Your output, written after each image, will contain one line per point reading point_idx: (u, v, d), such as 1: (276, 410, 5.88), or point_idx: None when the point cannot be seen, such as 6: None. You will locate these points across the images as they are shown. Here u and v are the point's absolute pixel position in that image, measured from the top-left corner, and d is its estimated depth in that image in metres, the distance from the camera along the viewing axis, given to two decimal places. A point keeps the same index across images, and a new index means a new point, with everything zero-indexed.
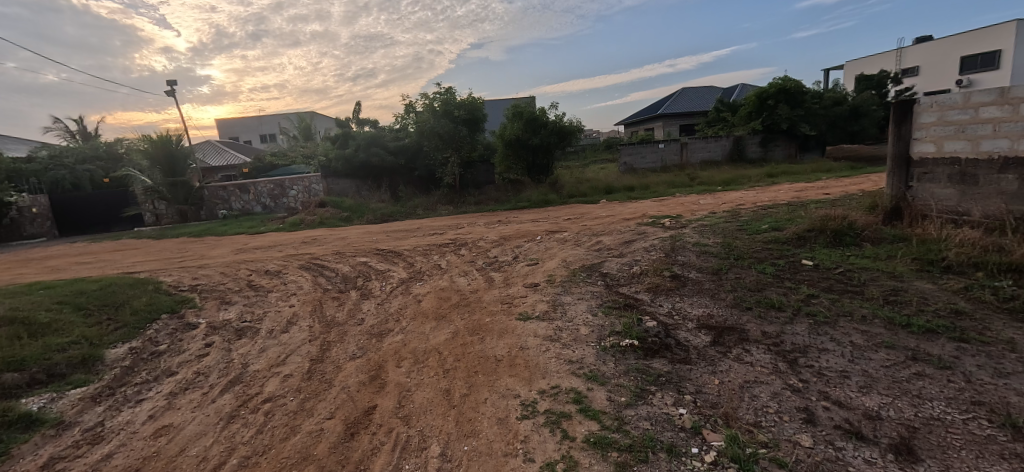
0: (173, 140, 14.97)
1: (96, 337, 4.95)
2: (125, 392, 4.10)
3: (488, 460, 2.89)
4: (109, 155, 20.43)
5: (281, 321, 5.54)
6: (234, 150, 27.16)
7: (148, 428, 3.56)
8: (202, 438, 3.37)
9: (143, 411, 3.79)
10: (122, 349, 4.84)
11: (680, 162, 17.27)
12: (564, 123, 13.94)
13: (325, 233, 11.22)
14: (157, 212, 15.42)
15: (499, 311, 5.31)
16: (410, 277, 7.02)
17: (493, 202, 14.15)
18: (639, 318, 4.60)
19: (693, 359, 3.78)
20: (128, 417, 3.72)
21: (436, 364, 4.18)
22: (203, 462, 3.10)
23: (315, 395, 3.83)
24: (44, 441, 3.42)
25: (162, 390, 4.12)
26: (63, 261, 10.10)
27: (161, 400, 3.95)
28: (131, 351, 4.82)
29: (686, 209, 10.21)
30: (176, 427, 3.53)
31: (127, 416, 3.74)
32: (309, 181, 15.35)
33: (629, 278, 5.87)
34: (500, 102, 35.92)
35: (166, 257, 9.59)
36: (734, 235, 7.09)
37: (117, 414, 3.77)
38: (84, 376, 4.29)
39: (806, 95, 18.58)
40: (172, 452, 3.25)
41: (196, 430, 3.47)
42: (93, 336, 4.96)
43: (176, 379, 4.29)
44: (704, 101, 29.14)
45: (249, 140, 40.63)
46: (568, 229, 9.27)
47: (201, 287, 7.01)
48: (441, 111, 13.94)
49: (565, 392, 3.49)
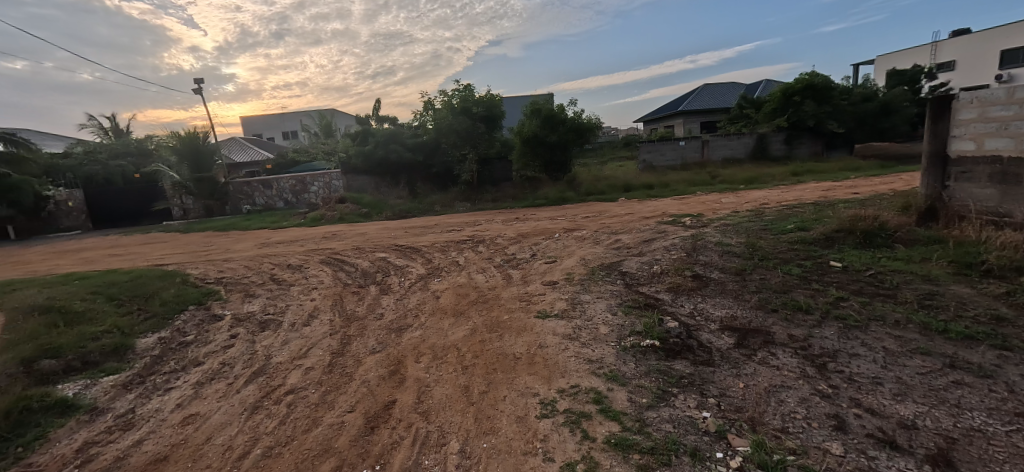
0: (200, 136, 15.49)
1: (127, 327, 5.11)
2: (155, 380, 4.22)
3: (508, 458, 2.87)
4: (139, 151, 20.88)
5: (303, 314, 5.64)
6: (257, 147, 27.71)
7: (175, 416, 3.64)
8: (228, 427, 3.44)
9: (170, 400, 3.88)
10: (151, 339, 4.98)
11: (701, 160, 17.00)
12: (583, 120, 13.84)
13: (344, 228, 11.38)
14: (184, 207, 15.88)
15: (517, 308, 5.29)
16: (428, 273, 7.05)
17: (509, 199, 14.10)
18: (660, 318, 4.54)
19: (716, 361, 3.71)
20: (157, 405, 3.82)
21: (455, 360, 4.19)
22: (229, 451, 3.16)
23: (336, 388, 3.88)
24: (79, 425, 3.54)
25: (188, 379, 4.22)
26: (96, 253, 10.44)
27: (188, 389, 4.05)
28: (160, 341, 4.95)
29: (708, 208, 10.01)
30: (202, 417, 3.61)
31: (156, 404, 3.84)
32: (330, 177, 15.78)
33: (649, 277, 5.79)
34: (518, 100, 35.92)
35: (193, 250, 9.84)
36: (758, 235, 6.91)
37: (147, 401, 3.88)
38: (116, 364, 4.43)
39: (833, 92, 18.10)
40: (199, 440, 3.32)
41: (222, 421, 3.54)
42: (124, 326, 5.11)
43: (204, 369, 4.39)
44: (727, 98, 28.51)
45: (271, 137, 41.49)
46: (586, 227, 9.19)
47: (226, 280, 7.15)
48: (459, 108, 14.04)
49: (585, 392, 3.46)
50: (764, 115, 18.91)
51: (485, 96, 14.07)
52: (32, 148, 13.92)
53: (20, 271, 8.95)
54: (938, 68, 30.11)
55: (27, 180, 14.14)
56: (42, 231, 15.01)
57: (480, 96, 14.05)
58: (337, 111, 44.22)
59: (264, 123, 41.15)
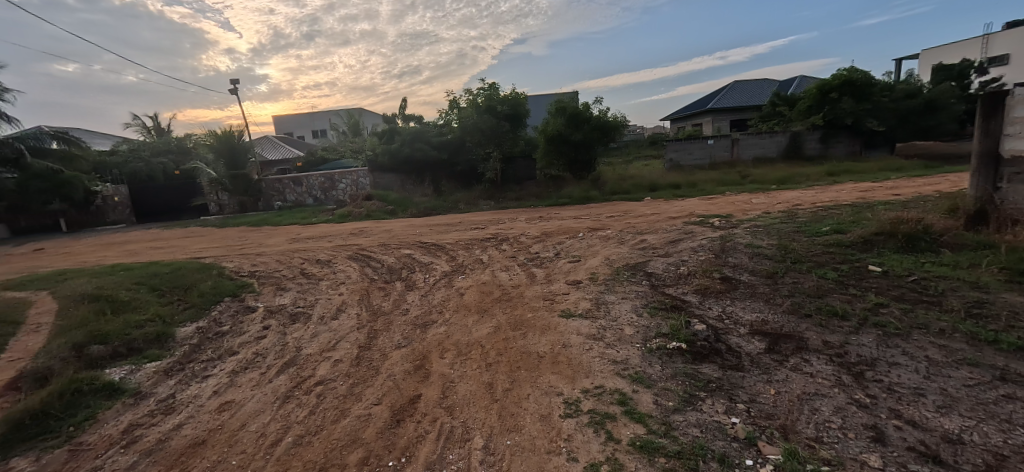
0: (236, 134, 15.99)
1: (168, 316, 5.35)
2: (194, 367, 4.39)
3: (532, 457, 2.87)
4: (179, 148, 21.74)
5: (331, 307, 5.78)
6: (288, 145, 28.47)
7: (212, 402, 3.78)
8: (261, 415, 3.55)
9: (208, 387, 4.02)
10: (190, 328, 5.18)
11: (730, 160, 16.61)
12: (608, 118, 13.69)
13: (371, 225, 11.58)
14: (220, 202, 16.45)
15: (540, 307, 5.28)
16: (452, 270, 7.10)
17: (533, 198, 14.07)
18: (686, 320, 4.45)
19: (746, 366, 3.61)
20: (196, 391, 3.97)
21: (479, 357, 4.20)
22: (262, 438, 3.26)
23: (363, 381, 3.94)
24: (124, 408, 3.72)
25: (224, 368, 4.37)
26: (139, 245, 10.94)
27: (224, 377, 4.19)
28: (198, 330, 5.14)
29: (737, 209, 9.76)
30: (238, 404, 3.73)
31: (194, 390, 3.99)
32: (357, 175, 16.07)
33: (676, 278, 5.69)
34: (543, 98, 35.80)
35: (228, 244, 10.19)
36: (790, 237, 6.70)
37: (187, 387, 4.04)
38: (158, 351, 4.63)
39: (873, 88, 17.38)
40: (234, 426, 3.44)
41: (256, 408, 3.65)
42: (165, 315, 5.36)
43: (238, 359, 4.53)
44: (758, 95, 27.72)
45: (302, 135, 42.53)
46: (611, 227, 9.09)
47: (259, 273, 7.38)
48: (483, 107, 14.06)
49: (610, 393, 3.42)
50: (798, 113, 18.32)
51: (510, 95, 14.06)
52: (82, 145, 15.79)
53: (71, 261, 9.45)
54: (989, 62, 28.55)
55: (78, 175, 14.80)
56: (90, 224, 15.77)
57: (505, 94, 14.04)
58: (365, 110, 45.01)
59: (295, 123, 42.25)
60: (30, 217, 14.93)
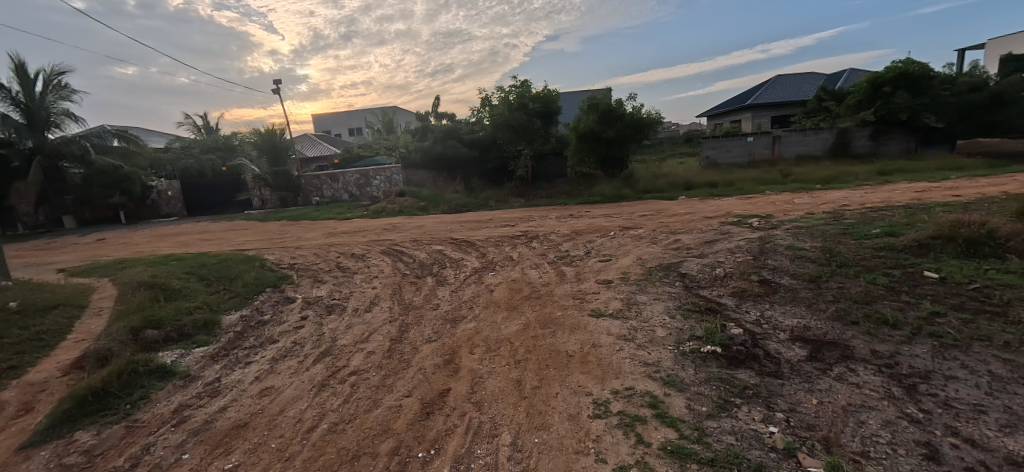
0: (278, 132, 16.54)
1: (215, 304, 5.60)
2: (237, 354, 4.57)
3: (560, 456, 2.83)
4: (226, 145, 22.76)
5: (365, 300, 5.91)
6: (326, 143, 29.35)
7: (253, 387, 3.92)
8: (298, 401, 3.66)
9: (250, 372, 4.18)
10: (235, 316, 5.42)
11: (771, 158, 16.06)
12: (642, 115, 13.37)
13: (404, 221, 11.77)
14: (262, 197, 17.38)
15: (570, 306, 5.22)
16: (482, 267, 7.13)
17: (564, 196, 13.95)
18: (722, 324, 4.30)
19: (785, 373, 3.46)
20: (239, 376, 4.14)
21: (507, 354, 4.20)
22: (299, 424, 3.36)
23: (394, 373, 4.01)
24: (174, 390, 3.91)
25: (265, 355, 4.53)
26: (189, 237, 11.52)
27: (265, 364, 4.35)
28: (242, 319, 5.37)
29: (778, 209, 9.39)
30: (277, 390, 3.86)
31: (238, 375, 4.16)
32: (390, 172, 16.37)
33: (711, 280, 5.51)
34: (576, 95, 35.49)
35: (269, 237, 10.59)
36: (836, 239, 6.39)
37: (231, 372, 4.21)
38: (206, 337, 4.86)
39: (931, 82, 16.36)
40: (274, 411, 3.56)
41: (294, 395, 3.77)
42: (212, 303, 5.61)
43: (278, 347, 4.69)
44: (802, 90, 26.53)
45: (339, 133, 43.72)
46: (644, 226, 8.91)
47: (298, 266, 7.63)
48: (515, 104, 13.98)
49: (640, 395, 3.35)
50: (846, 109, 17.49)
51: (542, 92, 13.97)
52: (139, 143, 16.65)
53: (128, 251, 10.04)
54: None
55: (135, 172, 15.66)
56: (146, 216, 16.56)
57: (537, 91, 13.96)
58: (398, 108, 45.77)
59: (332, 121, 43.47)
60: (93, 209, 15.94)
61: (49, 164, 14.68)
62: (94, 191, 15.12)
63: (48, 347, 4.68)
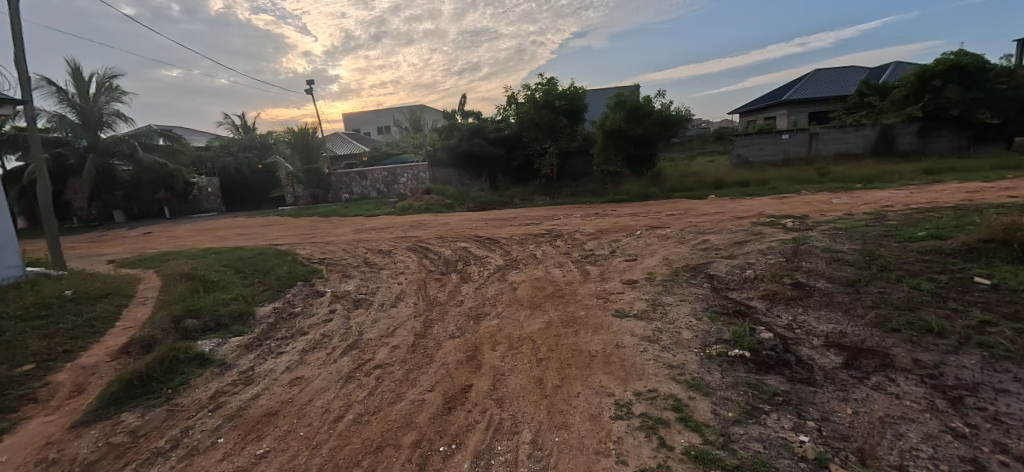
0: (310, 130, 16.91)
1: (250, 296, 5.78)
2: (270, 344, 4.70)
3: (580, 456, 2.80)
4: (262, 144, 23.49)
5: (391, 295, 5.98)
6: (355, 141, 29.93)
7: (284, 377, 4.03)
8: (326, 392, 3.74)
9: (282, 362, 4.30)
10: (268, 308, 5.58)
11: (807, 155, 15.53)
12: (671, 112, 13.09)
13: (430, 218, 11.88)
14: (296, 194, 17.64)
15: (594, 305, 5.16)
16: (506, 265, 7.12)
17: (589, 194, 13.82)
18: (751, 327, 4.17)
19: (818, 381, 3.32)
20: (271, 366, 4.25)
21: (530, 352, 4.18)
22: (326, 414, 3.43)
23: (418, 368, 4.04)
24: (212, 376, 4.05)
25: (295, 346, 4.64)
26: (226, 232, 11.96)
27: (295, 354, 4.46)
28: (274, 311, 5.53)
29: (814, 209, 9.05)
30: (306, 380, 3.95)
31: (270, 364, 4.27)
32: (417, 170, 16.66)
33: (740, 281, 5.35)
34: (603, 92, 35.11)
35: (301, 232, 10.87)
36: (878, 241, 6.11)
37: (264, 361, 4.34)
38: (241, 327, 5.02)
39: (988, 73, 15.23)
40: (302, 400, 3.64)
41: (322, 385, 3.85)
42: (247, 295, 5.79)
43: (308, 338, 4.80)
44: (841, 85, 25.45)
45: (368, 132, 44.54)
46: (671, 226, 8.72)
47: (327, 261, 7.80)
48: (541, 101, 13.87)
49: (663, 397, 3.27)
50: (891, 104, 16.80)
51: (568, 89, 13.85)
52: (182, 142, 17.34)
53: (170, 244, 10.50)
54: None
55: (179, 169, 16.21)
56: (189, 211, 17.58)
57: (563, 89, 13.84)
58: (426, 106, 46.29)
59: (362, 120, 44.32)
60: (140, 204, 17.02)
61: (102, 162, 15.42)
62: (142, 188, 15.89)
63: (98, 333, 4.94)
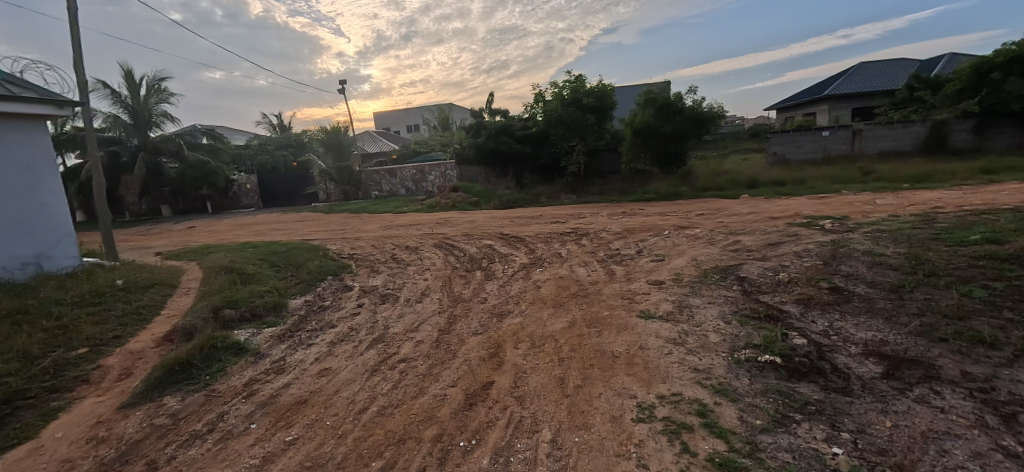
0: (342, 130, 17.40)
1: (283, 289, 5.93)
2: (301, 335, 4.81)
3: (599, 457, 2.74)
4: (297, 142, 24.21)
5: (416, 291, 6.04)
6: (385, 140, 30.40)
7: (313, 368, 4.11)
8: (352, 383, 3.79)
9: (311, 353, 4.38)
10: (299, 300, 5.73)
11: (849, 153, 14.85)
12: (702, 109, 12.76)
13: (457, 215, 11.95)
14: (327, 191, 18.08)
15: (619, 305, 5.06)
16: (531, 263, 7.08)
17: (617, 192, 13.62)
18: (783, 333, 3.99)
19: (855, 391, 3.15)
20: (301, 356, 4.34)
21: (552, 351, 4.13)
22: (352, 405, 3.47)
23: (441, 363, 4.05)
24: (247, 365, 4.17)
25: (324, 338, 4.73)
26: (261, 227, 12.35)
27: (324, 346, 4.54)
28: (306, 303, 5.66)
29: (856, 210, 8.63)
30: (334, 371, 4.01)
31: (300, 355, 4.37)
32: (445, 167, 16.75)
33: (773, 284, 5.15)
34: (633, 89, 34.54)
35: (332, 228, 11.11)
36: (925, 245, 5.77)
37: (295, 352, 4.43)
38: (274, 319, 5.16)
39: None
40: (329, 391, 3.70)
41: (348, 377, 3.90)
42: (281, 288, 5.95)
43: (336, 331, 4.89)
44: (888, 80, 24.19)
45: (397, 130, 45.20)
46: (701, 226, 8.49)
47: (357, 256, 7.94)
48: (569, 99, 13.74)
49: (688, 402, 3.17)
50: (943, 99, 15.92)
51: (596, 86, 13.67)
52: (223, 140, 18.05)
53: (210, 238, 10.91)
54: None
55: (220, 167, 16.88)
56: (229, 207, 18.18)
57: (591, 86, 13.67)
58: (455, 105, 46.56)
59: (392, 119, 45.00)
60: (185, 200, 17.71)
61: (152, 160, 16.14)
62: (186, 185, 16.61)
63: (144, 321, 5.16)
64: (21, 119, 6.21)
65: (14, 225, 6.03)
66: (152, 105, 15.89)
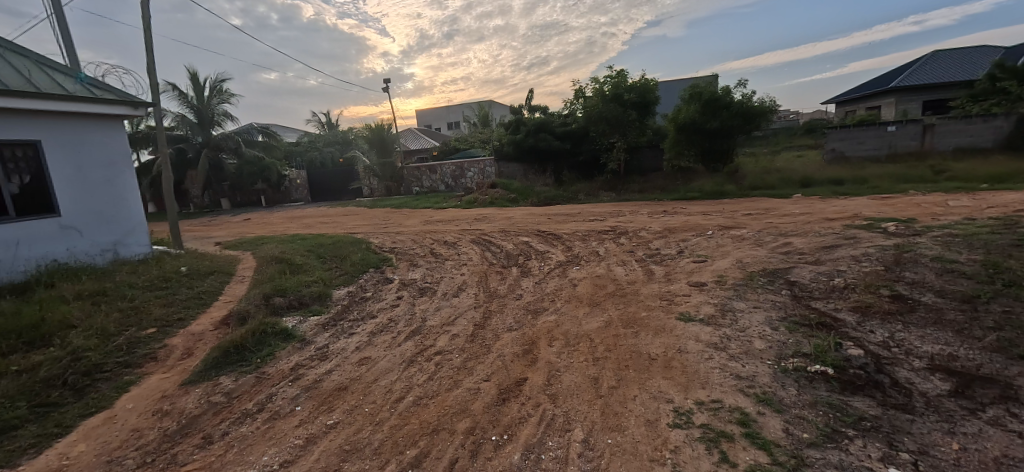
0: (387, 127, 17.91)
1: (327, 280, 6.11)
2: (344, 324, 4.93)
3: (633, 461, 2.63)
4: (343, 139, 25.01)
5: (453, 286, 6.07)
6: (427, 137, 30.88)
7: (354, 356, 4.19)
8: (390, 373, 3.83)
9: (352, 342, 4.48)
10: (343, 291, 5.88)
11: (918, 150, 13.78)
12: (752, 104, 12.19)
13: (495, 212, 11.96)
14: (371, 187, 18.47)
15: (657, 307, 4.88)
16: (567, 261, 6.97)
17: (658, 190, 13.23)
18: (837, 342, 3.73)
19: (917, 408, 2.88)
20: (343, 345, 4.45)
21: (587, 350, 4.02)
22: (389, 393, 3.51)
23: (476, 357, 4.04)
24: (294, 350, 4.31)
25: (365, 328, 4.83)
26: (309, 220, 12.81)
27: (364, 336, 4.62)
28: (349, 294, 5.81)
29: (925, 212, 7.99)
30: (373, 360, 4.08)
31: (342, 343, 4.47)
32: (483, 164, 16.71)
33: (826, 290, 4.82)
34: (678, 84, 33.49)
35: (374, 223, 11.38)
36: (1006, 251, 5.26)
37: (337, 340, 4.54)
38: (319, 307, 5.33)
39: None
40: (368, 379, 3.76)
41: (387, 366, 3.95)
42: (326, 279, 6.12)
43: (376, 322, 4.98)
44: (964, 70, 22.26)
45: (439, 127, 45.86)
46: (748, 226, 8.10)
47: (397, 250, 8.08)
48: (610, 95, 13.43)
49: (728, 409, 3.00)
50: None
51: (638, 82, 13.32)
52: (275, 138, 18.87)
53: (262, 230, 11.42)
54: None
55: (273, 163, 17.59)
56: (281, 201, 18.97)
57: (633, 81, 13.33)
58: (494, 102, 46.70)
59: (434, 116, 45.67)
60: (242, 194, 18.70)
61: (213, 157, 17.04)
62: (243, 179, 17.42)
63: (205, 305, 5.45)
64: (100, 117, 6.64)
65: (98, 214, 6.53)
66: (215, 104, 16.81)
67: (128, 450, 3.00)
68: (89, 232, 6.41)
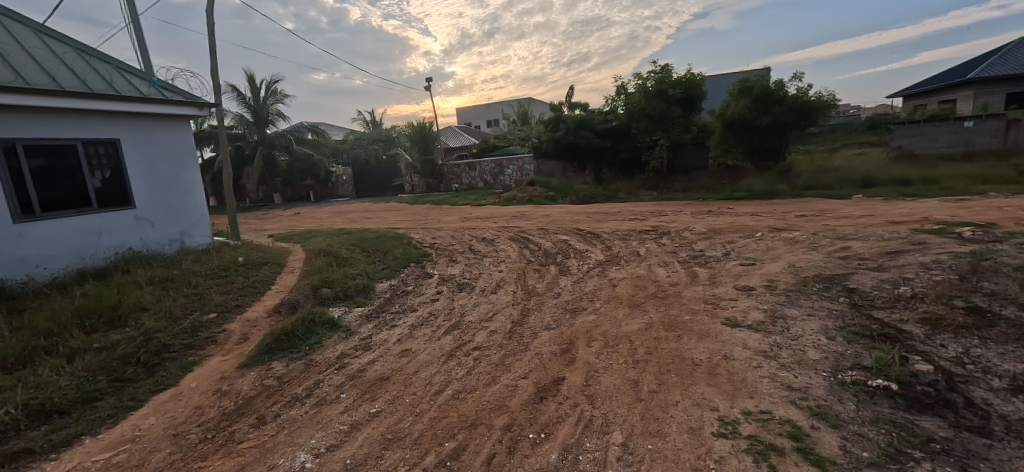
0: (429, 125, 17.90)
1: (371, 273, 6.26)
2: (385, 317, 5.03)
3: (674, 468, 2.54)
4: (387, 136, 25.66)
5: (491, 282, 6.07)
6: (467, 134, 31.14)
7: (395, 348, 4.27)
8: (430, 365, 3.88)
9: (394, 334, 4.57)
10: (386, 284, 6.01)
11: (1000, 148, 12.61)
12: (808, 99, 11.55)
13: (533, 209, 11.93)
14: (413, 184, 18.98)
15: (701, 310, 4.70)
16: (607, 260, 6.84)
17: (703, 189, 12.79)
18: (902, 356, 3.46)
19: (997, 433, 2.62)
20: (385, 336, 4.54)
21: (627, 352, 3.93)
22: (429, 385, 3.55)
23: (514, 354, 4.02)
24: (340, 339, 4.44)
25: (406, 321, 4.91)
26: (353, 215, 13.22)
27: (405, 329, 4.70)
28: (391, 288, 5.93)
29: (1004, 216, 7.31)
30: (413, 353, 4.14)
31: (384, 335, 4.56)
32: (522, 162, 16.69)
33: (889, 299, 4.49)
34: (726, 79, 32.18)
35: (415, 219, 11.59)
36: None
37: (380, 331, 4.64)
38: (364, 299, 5.48)
39: None
40: (409, 370, 3.82)
41: (426, 359, 4.00)
42: (369, 272, 6.28)
43: (416, 315, 5.05)
44: None
45: (478, 124, 46.21)
46: (801, 228, 7.69)
47: (437, 245, 8.20)
48: (653, 91, 12.96)
49: (778, 422, 2.84)
50: None
51: (684, 77, 12.85)
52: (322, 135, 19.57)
53: (310, 224, 11.88)
54: None
55: (321, 160, 18.37)
56: (328, 197, 19.69)
57: (678, 76, 12.88)
58: (534, 99, 46.58)
59: (474, 113, 46.02)
60: (293, 189, 19.53)
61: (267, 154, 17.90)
62: (293, 176, 18.23)
63: (259, 293, 5.71)
64: (169, 117, 7.04)
65: (167, 207, 6.98)
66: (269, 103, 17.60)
67: (191, 426, 3.18)
68: (158, 223, 6.86)
